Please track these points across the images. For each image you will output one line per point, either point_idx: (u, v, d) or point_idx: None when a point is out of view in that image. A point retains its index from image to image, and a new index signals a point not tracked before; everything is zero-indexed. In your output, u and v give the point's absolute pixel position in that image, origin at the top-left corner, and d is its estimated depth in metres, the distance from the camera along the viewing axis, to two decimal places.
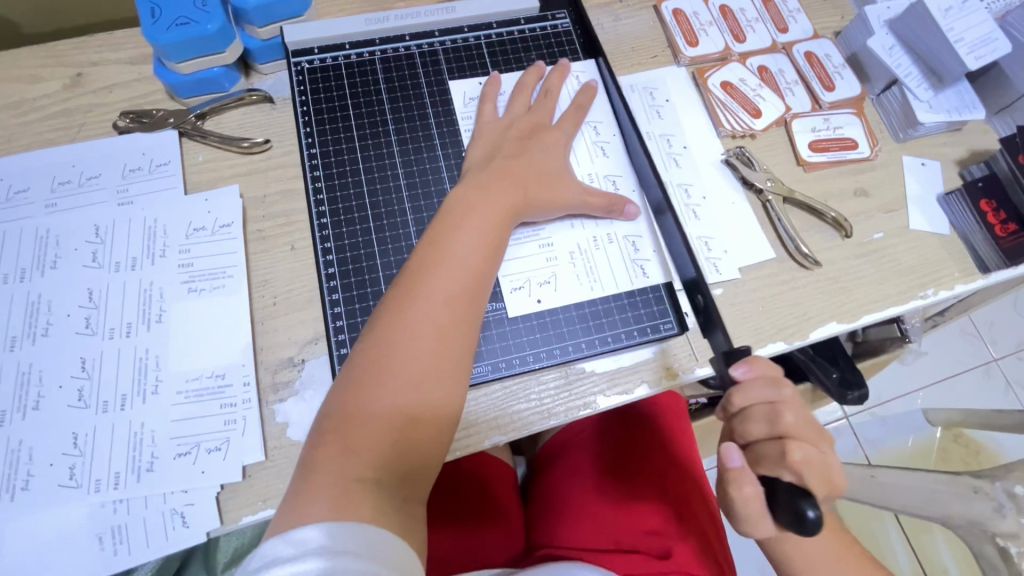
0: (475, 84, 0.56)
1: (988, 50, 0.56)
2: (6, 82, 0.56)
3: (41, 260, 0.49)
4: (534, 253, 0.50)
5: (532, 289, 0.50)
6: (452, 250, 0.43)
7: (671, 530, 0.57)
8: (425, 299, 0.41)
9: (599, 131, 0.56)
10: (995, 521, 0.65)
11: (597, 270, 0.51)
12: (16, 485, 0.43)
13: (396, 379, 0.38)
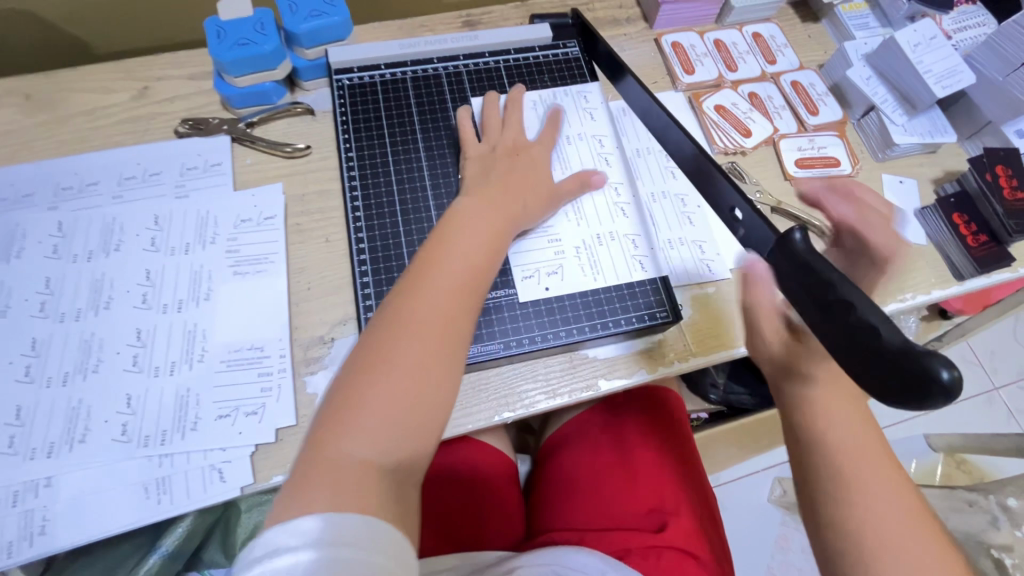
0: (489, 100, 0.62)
1: (955, 81, 0.62)
2: (83, 92, 0.63)
3: (107, 243, 0.55)
4: (542, 247, 0.56)
5: (541, 278, 0.55)
6: (453, 249, 0.44)
7: (666, 505, 0.62)
8: (429, 294, 0.41)
9: (599, 143, 0.62)
10: (991, 533, 0.81)
11: (601, 265, 0.56)
12: (75, 437, 0.47)
13: (405, 360, 0.38)
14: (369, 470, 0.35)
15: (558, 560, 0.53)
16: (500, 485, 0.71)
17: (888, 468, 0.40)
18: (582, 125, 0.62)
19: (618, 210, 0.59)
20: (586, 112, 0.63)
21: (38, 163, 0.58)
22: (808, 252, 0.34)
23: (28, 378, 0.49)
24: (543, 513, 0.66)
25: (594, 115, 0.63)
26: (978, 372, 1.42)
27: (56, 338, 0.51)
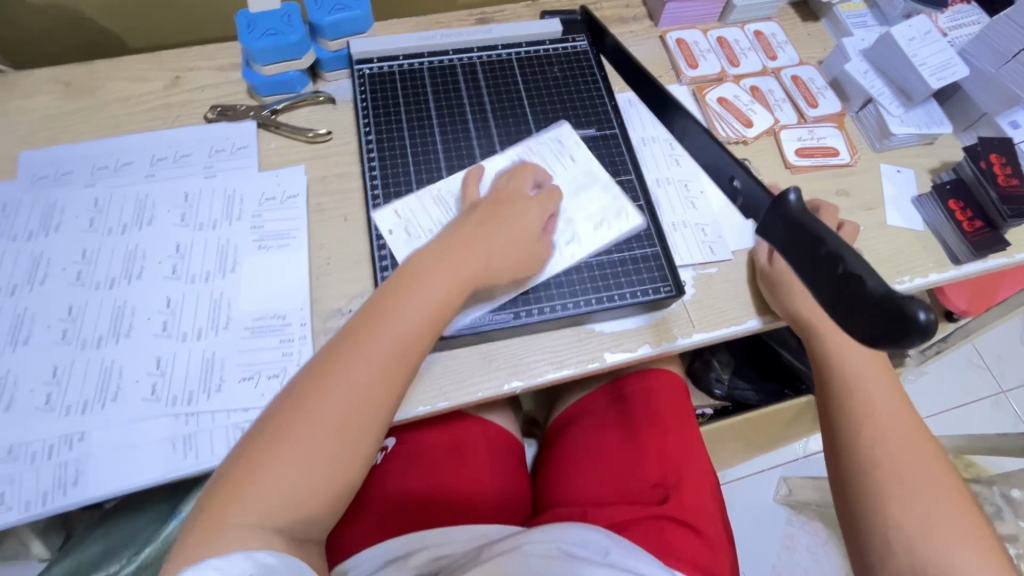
0: (556, 142, 0.63)
1: (949, 73, 0.65)
2: (119, 81, 0.67)
3: (140, 218, 0.58)
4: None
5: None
6: (389, 322, 0.44)
7: (671, 478, 0.64)
8: (347, 371, 0.42)
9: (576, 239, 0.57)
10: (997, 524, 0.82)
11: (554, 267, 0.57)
12: (108, 395, 0.50)
13: (321, 420, 0.41)
14: (248, 537, 0.37)
15: (565, 537, 0.54)
16: (507, 461, 0.73)
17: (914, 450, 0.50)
18: (580, 204, 0.59)
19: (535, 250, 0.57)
20: (596, 223, 0.58)
21: (77, 144, 0.62)
22: (802, 212, 0.35)
23: (65, 341, 0.52)
24: (550, 489, 0.69)
25: (613, 223, 0.59)
26: (986, 375, 1.40)
27: (91, 305, 0.54)
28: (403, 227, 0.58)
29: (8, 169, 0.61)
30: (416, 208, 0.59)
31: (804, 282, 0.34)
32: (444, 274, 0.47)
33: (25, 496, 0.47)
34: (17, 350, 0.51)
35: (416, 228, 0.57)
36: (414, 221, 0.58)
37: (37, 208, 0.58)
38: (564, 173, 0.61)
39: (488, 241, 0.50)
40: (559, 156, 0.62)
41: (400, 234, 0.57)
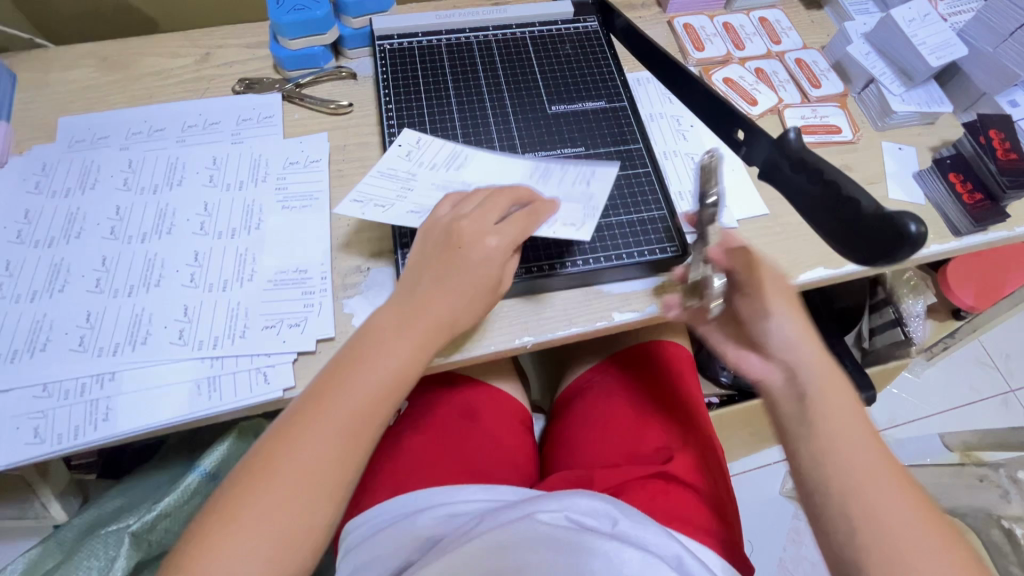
0: (588, 172, 0.57)
1: (948, 53, 0.67)
2: (153, 56, 0.71)
3: (171, 178, 0.61)
4: (393, 189, 0.55)
5: (387, 211, 0.54)
6: (349, 386, 0.45)
7: (676, 441, 0.65)
8: (311, 436, 0.43)
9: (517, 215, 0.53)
10: (1003, 506, 0.80)
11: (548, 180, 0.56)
12: (138, 338, 0.53)
13: (293, 470, 0.42)
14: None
15: (576, 507, 0.51)
16: (517, 429, 0.74)
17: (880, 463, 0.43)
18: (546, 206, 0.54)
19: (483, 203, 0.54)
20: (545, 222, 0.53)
21: (112, 112, 0.66)
22: (801, 148, 0.38)
23: (98, 289, 0.55)
24: (559, 455, 0.70)
25: (559, 227, 0.53)
26: (995, 374, 1.38)
27: (123, 257, 0.57)
28: (411, 147, 0.58)
29: (47, 134, 0.64)
30: (432, 145, 0.59)
31: (802, 213, 0.38)
32: (403, 335, 0.48)
33: (58, 430, 0.49)
34: (53, 297, 0.54)
35: (411, 158, 0.58)
36: (420, 152, 0.58)
37: (76, 169, 0.61)
38: (554, 186, 0.56)
39: (445, 301, 0.49)
40: (578, 178, 0.56)
41: (401, 153, 0.58)
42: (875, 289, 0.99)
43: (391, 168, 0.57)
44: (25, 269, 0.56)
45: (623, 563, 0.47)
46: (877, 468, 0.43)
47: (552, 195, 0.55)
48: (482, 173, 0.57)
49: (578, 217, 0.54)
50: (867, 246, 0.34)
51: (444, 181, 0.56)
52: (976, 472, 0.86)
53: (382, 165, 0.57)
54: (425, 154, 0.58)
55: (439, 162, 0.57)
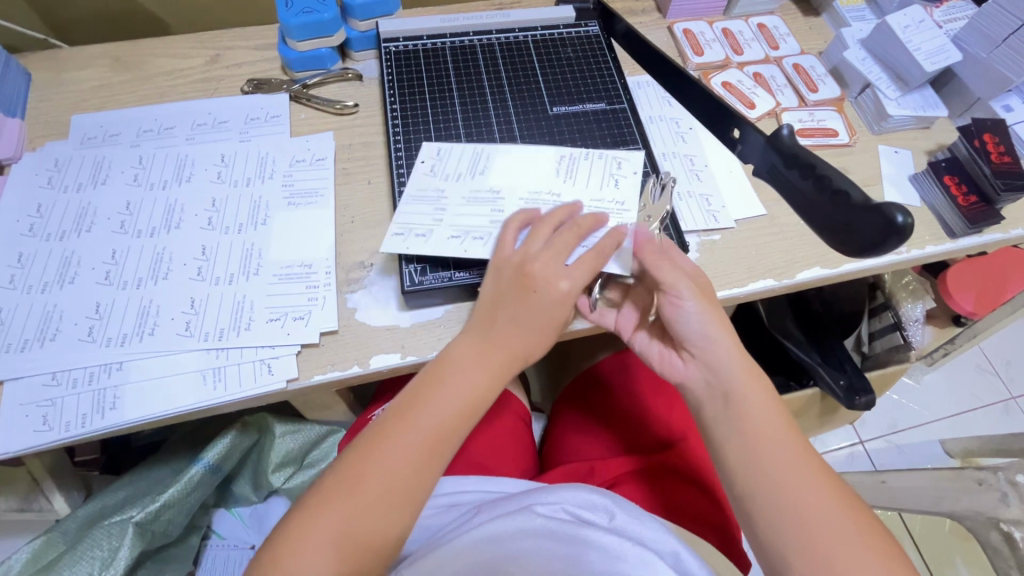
0: (616, 163, 0.59)
1: (943, 58, 0.69)
2: (164, 57, 0.72)
3: (180, 174, 0.63)
4: (426, 209, 0.56)
5: (428, 238, 0.55)
6: (432, 403, 0.47)
7: (676, 433, 0.68)
8: (397, 448, 0.45)
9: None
10: (1001, 509, 0.74)
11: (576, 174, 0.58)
12: (146, 330, 0.54)
13: (372, 490, 0.43)
14: None
15: (574, 500, 0.52)
16: (521, 426, 0.76)
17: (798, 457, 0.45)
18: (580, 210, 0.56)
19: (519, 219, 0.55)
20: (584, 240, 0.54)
21: (124, 110, 0.67)
22: (795, 145, 0.40)
23: (107, 282, 0.56)
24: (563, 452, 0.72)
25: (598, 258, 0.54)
26: (995, 381, 1.37)
27: (133, 251, 0.58)
28: (435, 159, 0.59)
29: (60, 131, 0.66)
30: (453, 154, 0.60)
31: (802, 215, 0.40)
32: (480, 362, 0.49)
33: (66, 418, 0.50)
34: (63, 288, 0.56)
35: (437, 168, 0.59)
36: (441, 163, 0.59)
37: (87, 165, 0.63)
38: (583, 180, 0.58)
39: (523, 334, 0.50)
40: (606, 170, 0.59)
41: (424, 163, 0.59)
42: (874, 293, 0.99)
43: (422, 185, 0.58)
44: (36, 261, 0.57)
45: (620, 554, 0.47)
46: (782, 458, 0.45)
47: (582, 192, 0.57)
48: (508, 170, 0.59)
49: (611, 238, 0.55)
50: (855, 238, 0.36)
51: (475, 192, 0.57)
52: (974, 475, 0.79)
53: (415, 185, 0.58)
54: (450, 168, 0.59)
55: (466, 173, 0.58)
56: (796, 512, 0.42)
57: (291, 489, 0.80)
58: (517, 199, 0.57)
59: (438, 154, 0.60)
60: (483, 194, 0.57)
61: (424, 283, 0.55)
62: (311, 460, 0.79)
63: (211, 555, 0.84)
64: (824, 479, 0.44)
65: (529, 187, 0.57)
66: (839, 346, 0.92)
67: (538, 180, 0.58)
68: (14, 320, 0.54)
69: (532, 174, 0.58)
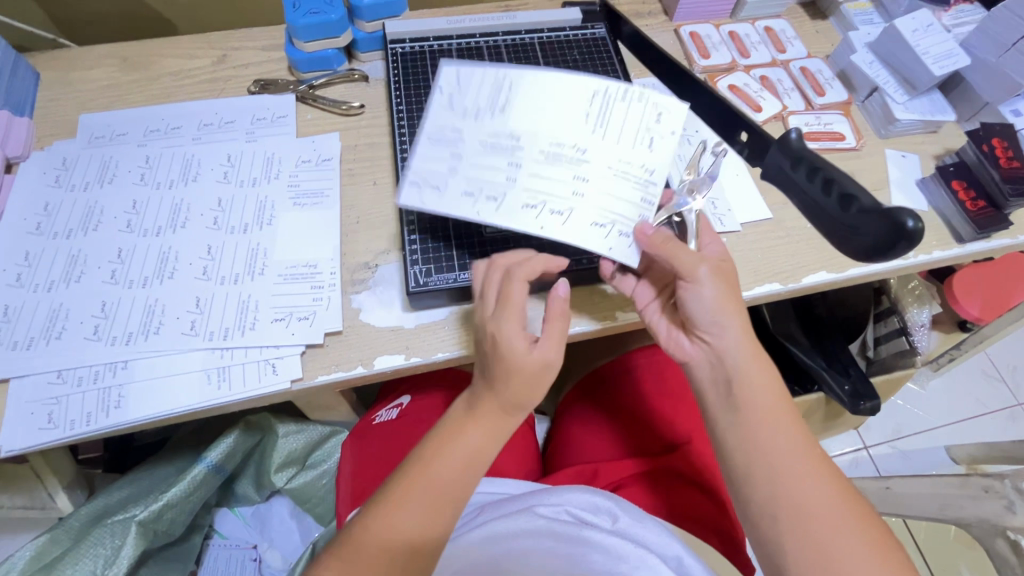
0: (655, 112, 0.50)
1: (951, 62, 0.68)
2: (171, 57, 0.72)
3: (186, 174, 0.63)
4: (444, 153, 0.50)
5: (441, 193, 0.49)
6: (433, 474, 0.43)
7: (681, 435, 0.67)
8: (398, 526, 0.41)
9: (563, 215, 0.49)
10: (1007, 517, 0.73)
11: (608, 124, 0.50)
12: (151, 329, 0.54)
13: (428, 491, 0.43)
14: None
15: (577, 501, 0.52)
16: (524, 428, 0.75)
17: (791, 438, 0.45)
18: (601, 178, 0.50)
19: (538, 178, 0.50)
20: (600, 215, 0.50)
21: (131, 110, 0.68)
22: (801, 147, 0.39)
23: (113, 280, 0.56)
24: (568, 454, 0.72)
25: (612, 238, 0.49)
26: (1001, 387, 1.36)
27: (139, 250, 0.58)
28: (454, 92, 0.52)
29: (68, 131, 0.66)
30: (473, 81, 0.52)
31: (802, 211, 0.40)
32: (480, 432, 0.45)
33: (71, 416, 0.50)
34: (69, 287, 0.56)
35: (456, 102, 0.52)
36: (460, 96, 0.52)
37: (94, 164, 0.63)
38: (615, 134, 0.50)
39: (518, 412, 0.46)
40: (641, 122, 0.50)
41: (443, 97, 0.52)
42: (879, 298, 0.98)
43: (441, 123, 0.51)
44: (43, 259, 0.57)
45: (620, 554, 0.47)
46: (777, 438, 0.45)
47: (611, 151, 0.50)
48: (535, 111, 0.51)
49: (632, 215, 0.50)
50: (859, 246, 0.36)
51: (496, 136, 0.51)
52: (979, 483, 0.79)
53: (432, 125, 0.51)
54: (473, 102, 0.51)
55: (489, 110, 0.51)
56: (792, 498, 0.43)
57: (293, 489, 0.80)
58: (537, 153, 0.51)
59: (461, 82, 0.52)
60: (504, 138, 0.51)
61: (429, 284, 0.55)
62: (314, 461, 0.79)
63: (214, 554, 0.83)
64: (823, 467, 0.44)
65: (554, 138, 0.51)
66: (845, 350, 0.91)
67: (564, 130, 0.51)
68: (21, 318, 0.54)
69: (561, 119, 0.51)
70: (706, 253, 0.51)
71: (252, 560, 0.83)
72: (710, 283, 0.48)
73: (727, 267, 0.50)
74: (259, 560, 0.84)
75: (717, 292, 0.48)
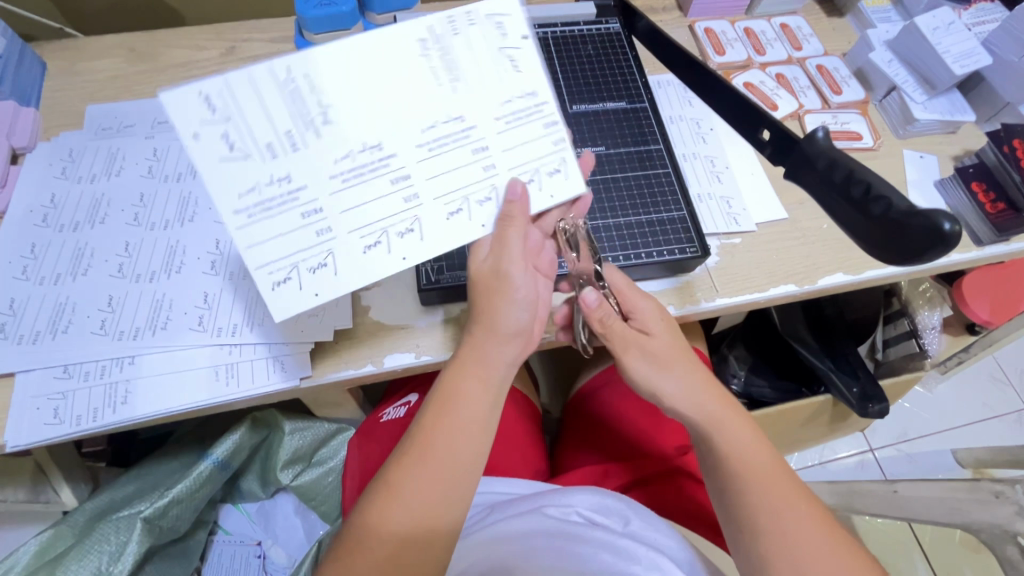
0: (495, 25, 0.44)
1: (972, 61, 0.67)
2: (179, 48, 0.71)
3: (194, 167, 0.62)
4: (293, 215, 0.41)
5: (336, 263, 0.42)
6: (443, 431, 0.42)
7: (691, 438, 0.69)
8: (409, 505, 0.39)
9: (494, 199, 0.45)
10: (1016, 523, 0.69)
11: (460, 66, 0.43)
12: (158, 324, 0.53)
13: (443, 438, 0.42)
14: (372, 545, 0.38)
15: (587, 503, 0.51)
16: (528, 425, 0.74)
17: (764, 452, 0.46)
18: (501, 136, 0.44)
19: (439, 184, 0.43)
20: (523, 176, 0.45)
21: (139, 101, 0.67)
22: (830, 147, 0.39)
23: (120, 274, 0.56)
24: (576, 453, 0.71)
25: (548, 184, 0.46)
26: (1008, 390, 1.34)
27: (146, 243, 0.57)
28: (234, 126, 0.39)
29: (75, 122, 0.65)
30: (241, 99, 0.39)
31: (832, 209, 0.39)
32: (477, 381, 0.44)
33: (77, 411, 0.49)
34: (76, 280, 0.55)
35: (243, 144, 0.39)
36: (237, 122, 0.39)
37: (101, 155, 0.62)
38: (472, 80, 0.44)
39: (500, 348, 0.46)
40: (488, 44, 0.44)
41: (218, 144, 0.39)
42: (889, 300, 0.97)
43: (257, 181, 0.40)
44: (49, 253, 0.56)
45: (634, 554, 0.45)
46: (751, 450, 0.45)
47: (484, 99, 0.44)
48: (364, 108, 0.41)
49: (547, 154, 0.46)
50: (898, 246, 0.35)
51: (342, 160, 0.41)
52: (989, 488, 0.73)
53: (245, 195, 0.39)
54: (270, 128, 0.39)
55: (302, 134, 0.40)
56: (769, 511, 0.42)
57: (299, 486, 0.79)
58: (412, 152, 0.43)
59: (230, 111, 0.39)
60: (357, 155, 0.41)
61: (441, 282, 0.54)
62: (319, 459, 0.79)
63: (218, 550, 0.83)
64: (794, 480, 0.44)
65: (415, 121, 0.42)
66: (854, 354, 0.90)
67: (415, 111, 0.42)
68: (26, 312, 0.53)
69: (402, 100, 0.42)
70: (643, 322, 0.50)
71: (256, 557, 0.83)
72: (659, 372, 0.49)
73: (663, 339, 0.50)
74: (263, 557, 0.83)
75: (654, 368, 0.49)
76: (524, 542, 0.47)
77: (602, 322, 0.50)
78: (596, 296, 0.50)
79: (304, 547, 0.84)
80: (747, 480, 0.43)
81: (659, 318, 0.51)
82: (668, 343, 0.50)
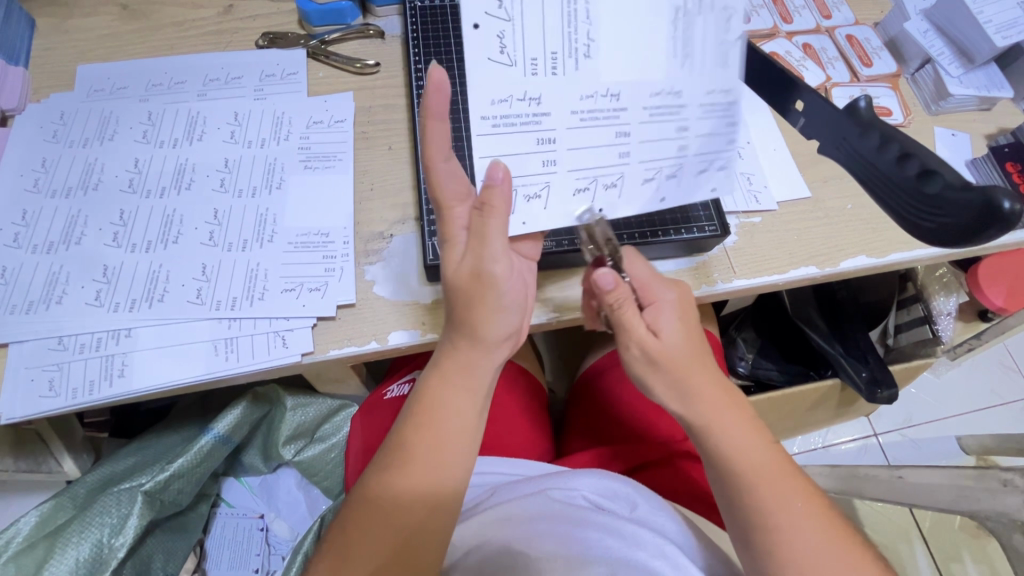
0: (726, 16, 0.37)
1: (1016, 32, 0.63)
2: (173, 5, 0.67)
3: (191, 133, 0.59)
4: (527, 140, 0.37)
5: (548, 198, 0.39)
6: (423, 437, 0.43)
7: None
8: (398, 507, 0.42)
9: (675, 178, 0.40)
10: None
11: (692, 46, 0.37)
12: (156, 296, 0.51)
13: (419, 443, 0.43)
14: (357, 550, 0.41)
15: (594, 487, 0.50)
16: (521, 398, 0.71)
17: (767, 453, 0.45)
18: (704, 125, 0.39)
19: (651, 148, 0.38)
20: (699, 168, 0.40)
21: (133, 62, 0.64)
22: (871, 118, 0.37)
23: (115, 244, 0.53)
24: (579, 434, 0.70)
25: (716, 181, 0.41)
26: (1016, 376, 1.32)
27: (142, 211, 0.55)
28: (511, 27, 0.35)
29: (66, 82, 0.62)
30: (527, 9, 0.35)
31: (888, 203, 0.36)
32: (454, 387, 0.44)
33: (72, 384, 0.48)
34: (70, 249, 0.53)
35: (512, 51, 0.35)
36: (515, 32, 0.35)
37: (94, 117, 0.60)
38: (700, 62, 0.37)
39: (485, 355, 0.45)
40: (715, 32, 0.37)
41: (493, 43, 0.35)
42: (904, 284, 0.94)
43: (511, 93, 0.36)
44: (41, 220, 0.54)
45: (636, 540, 0.43)
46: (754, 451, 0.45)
47: (697, 82, 0.38)
48: (624, 51, 0.36)
49: (721, 151, 0.40)
50: (957, 226, 0.33)
51: (587, 99, 0.37)
52: (996, 475, 0.66)
53: (496, 103, 0.36)
54: (540, 44, 0.35)
55: (565, 59, 0.36)
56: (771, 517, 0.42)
57: (301, 461, 0.79)
58: (637, 112, 0.37)
59: (513, 11, 0.35)
60: (599, 100, 0.37)
61: None
62: (322, 434, 0.78)
63: (221, 523, 0.84)
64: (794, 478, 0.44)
65: (645, 83, 0.37)
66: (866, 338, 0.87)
67: (648, 74, 0.37)
68: (19, 280, 0.51)
69: (644, 60, 0.37)
70: (661, 326, 0.46)
71: (259, 530, 0.84)
72: (653, 374, 0.46)
73: (675, 343, 0.46)
74: (266, 530, 0.84)
75: (670, 373, 0.46)
76: (525, 526, 0.46)
77: (614, 305, 0.46)
78: (613, 281, 0.45)
79: (305, 521, 0.84)
80: (749, 484, 0.43)
81: (676, 317, 0.47)
82: (676, 347, 0.46)
